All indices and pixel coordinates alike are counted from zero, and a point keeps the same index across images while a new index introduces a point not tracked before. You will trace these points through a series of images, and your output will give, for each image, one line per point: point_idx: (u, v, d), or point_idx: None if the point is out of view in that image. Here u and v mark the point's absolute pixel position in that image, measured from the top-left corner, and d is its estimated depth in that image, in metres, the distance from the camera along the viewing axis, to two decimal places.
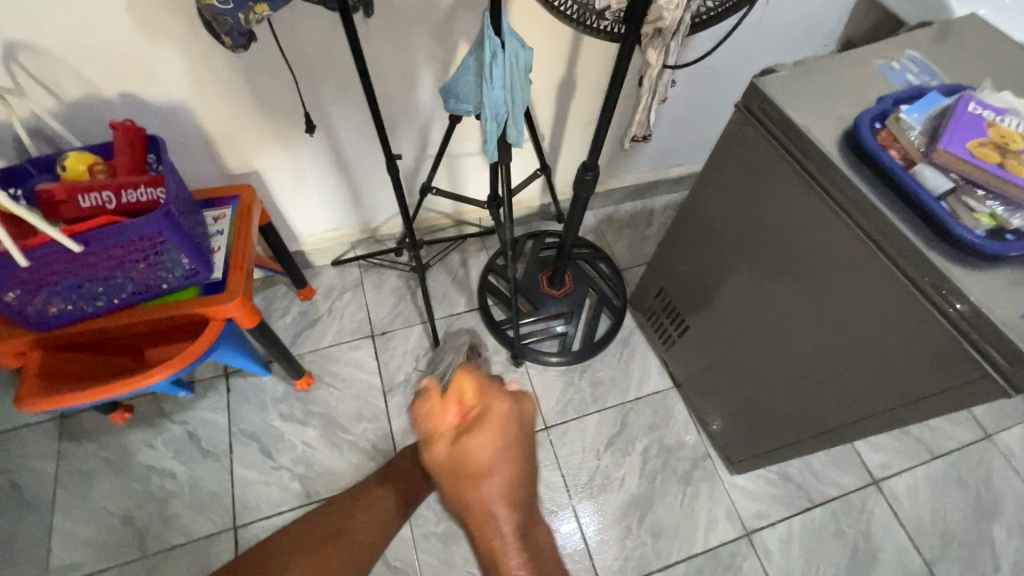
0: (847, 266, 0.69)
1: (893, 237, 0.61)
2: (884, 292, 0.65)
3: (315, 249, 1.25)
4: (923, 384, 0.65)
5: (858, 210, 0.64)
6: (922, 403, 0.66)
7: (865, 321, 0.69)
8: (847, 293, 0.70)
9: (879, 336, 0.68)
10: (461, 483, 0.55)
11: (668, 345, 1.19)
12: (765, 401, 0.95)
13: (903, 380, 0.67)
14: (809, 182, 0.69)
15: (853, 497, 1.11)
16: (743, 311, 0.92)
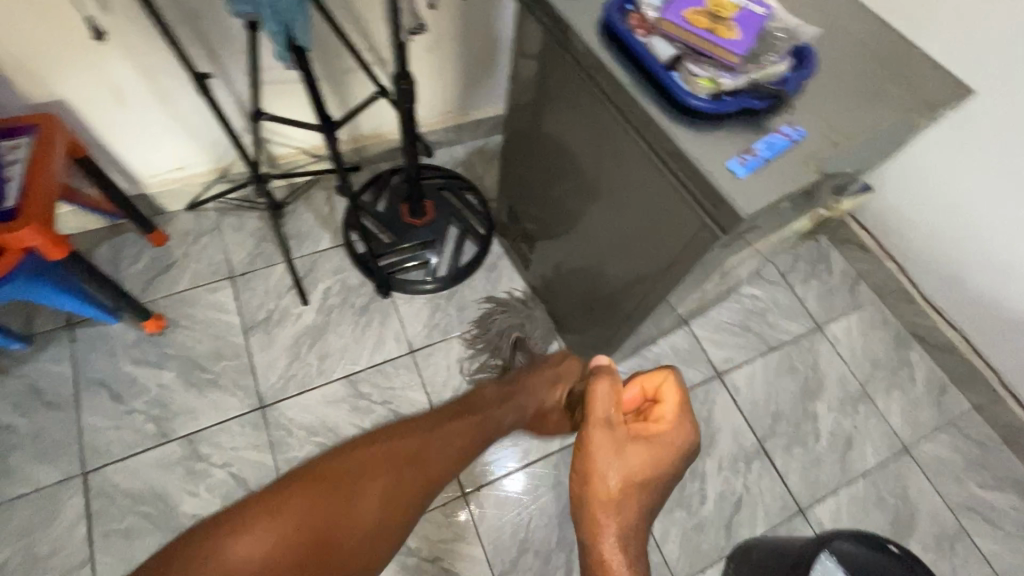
0: (608, 139, 0.73)
1: (626, 103, 0.66)
2: (633, 158, 0.70)
3: (162, 191, 1.20)
4: (669, 242, 0.70)
5: (603, 82, 0.68)
6: (672, 261, 0.72)
7: (628, 192, 0.74)
8: (617, 171, 0.75)
9: (639, 202, 0.73)
10: (595, 476, 0.57)
11: (526, 264, 1.24)
12: (596, 296, 1.01)
13: (659, 242, 0.73)
14: (573, 60, 0.72)
15: (698, 389, 1.22)
16: (565, 209, 0.96)
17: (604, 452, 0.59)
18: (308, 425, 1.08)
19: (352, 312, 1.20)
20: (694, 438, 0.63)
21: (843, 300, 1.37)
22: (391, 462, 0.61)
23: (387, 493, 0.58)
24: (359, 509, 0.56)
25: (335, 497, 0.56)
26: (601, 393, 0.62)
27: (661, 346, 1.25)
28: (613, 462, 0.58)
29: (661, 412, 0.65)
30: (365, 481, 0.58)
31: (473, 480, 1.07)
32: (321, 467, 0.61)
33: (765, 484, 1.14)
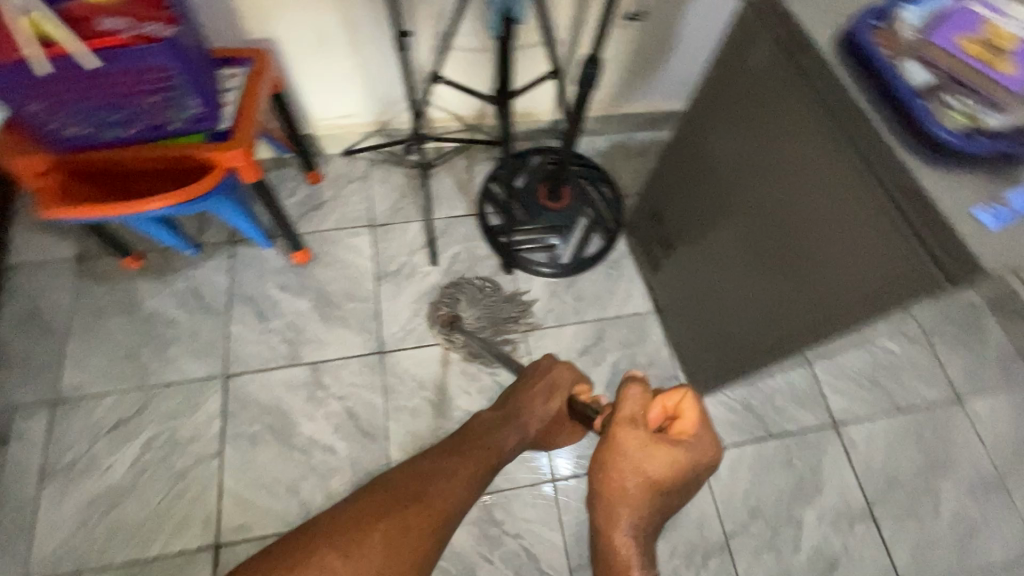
0: (818, 162, 0.70)
1: (857, 127, 0.62)
2: (848, 185, 0.67)
3: (327, 135, 1.28)
4: (870, 278, 0.67)
5: (832, 101, 0.64)
6: (867, 298, 0.68)
7: (827, 219, 0.71)
8: (820, 200, 0.72)
9: (840, 231, 0.70)
10: (624, 471, 0.59)
11: (655, 269, 1.22)
12: (735, 317, 0.99)
13: (853, 276, 0.69)
14: (798, 73, 0.69)
15: (810, 435, 1.14)
16: (728, 225, 0.94)
17: (634, 465, 0.58)
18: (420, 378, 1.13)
19: (474, 281, 1.24)
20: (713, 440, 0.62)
21: (994, 376, 1.23)
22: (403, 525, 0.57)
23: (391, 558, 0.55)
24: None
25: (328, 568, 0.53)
26: (630, 422, 0.60)
27: (778, 381, 1.19)
28: (643, 465, 0.58)
29: (681, 430, 0.61)
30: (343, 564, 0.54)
31: (564, 468, 1.08)
32: (315, 524, 0.58)
33: (868, 551, 1.06)
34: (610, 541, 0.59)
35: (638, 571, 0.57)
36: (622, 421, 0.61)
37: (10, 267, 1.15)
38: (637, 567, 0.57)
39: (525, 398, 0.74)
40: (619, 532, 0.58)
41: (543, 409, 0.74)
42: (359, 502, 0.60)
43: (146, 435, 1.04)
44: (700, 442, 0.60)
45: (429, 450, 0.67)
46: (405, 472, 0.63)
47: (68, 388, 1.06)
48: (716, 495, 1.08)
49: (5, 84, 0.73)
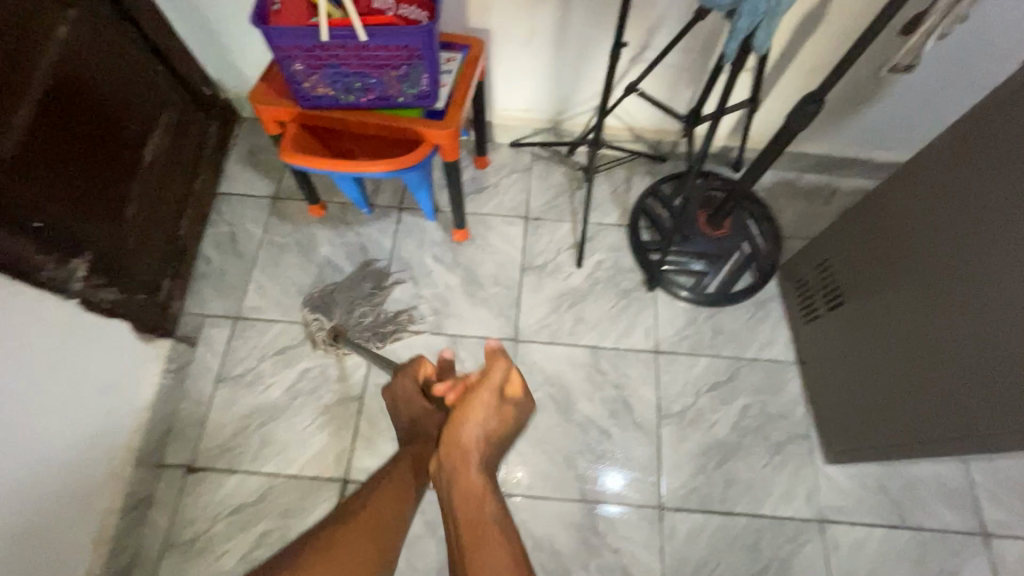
0: None
1: None
2: None
3: (502, 125, 1.34)
4: None
5: None
6: None
7: None
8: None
9: None
10: (456, 424, 0.76)
11: (808, 319, 1.16)
12: (894, 395, 0.93)
13: None
14: None
15: (951, 536, 1.04)
16: (913, 299, 0.88)
17: (479, 411, 0.77)
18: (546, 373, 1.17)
19: (614, 291, 1.25)
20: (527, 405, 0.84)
21: None
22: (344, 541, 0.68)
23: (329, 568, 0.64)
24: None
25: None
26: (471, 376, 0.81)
27: (922, 469, 1.09)
28: (477, 412, 0.77)
29: (514, 390, 0.82)
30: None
31: (673, 498, 1.07)
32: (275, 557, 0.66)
33: None
34: (456, 466, 0.73)
35: (489, 499, 0.69)
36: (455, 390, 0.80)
37: (218, 193, 1.32)
38: (486, 494, 0.70)
39: (422, 413, 0.87)
40: (473, 450, 0.74)
41: (407, 412, 0.88)
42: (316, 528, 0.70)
43: (302, 365, 1.16)
44: (515, 397, 0.81)
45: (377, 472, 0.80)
46: (364, 494, 0.75)
47: (249, 308, 1.21)
48: (831, 571, 1.02)
49: (287, 45, 0.83)
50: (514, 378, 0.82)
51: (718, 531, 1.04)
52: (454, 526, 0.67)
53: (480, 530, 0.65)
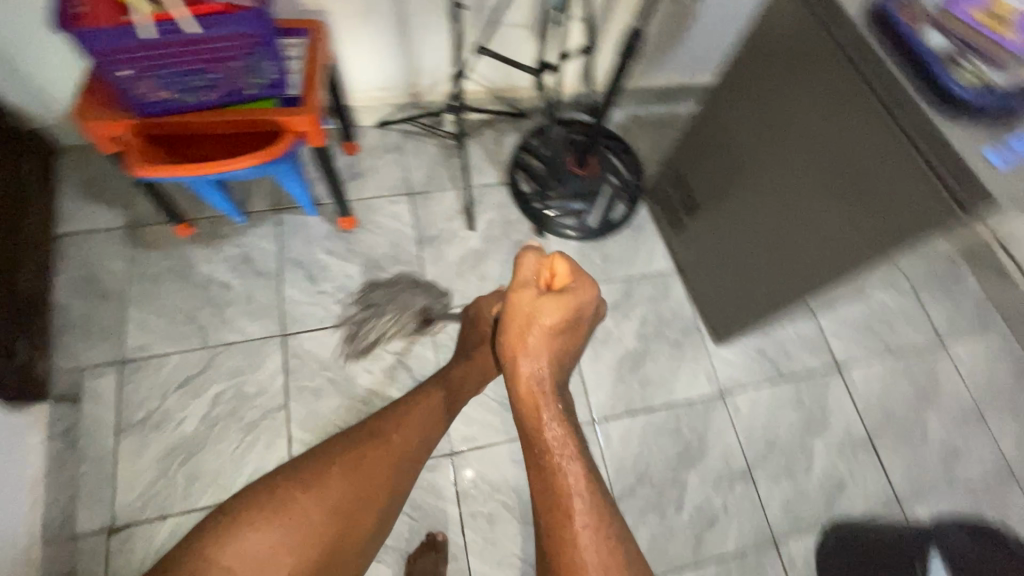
0: (851, 122, 0.81)
1: (890, 89, 0.73)
2: (877, 142, 0.78)
3: (365, 106, 1.34)
4: (891, 223, 0.80)
5: (869, 67, 0.75)
6: (886, 241, 0.81)
7: (854, 173, 0.83)
8: (847, 158, 0.84)
9: (865, 183, 0.82)
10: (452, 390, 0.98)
11: (677, 229, 1.32)
12: (752, 270, 1.12)
13: (877, 223, 0.82)
14: (836, 44, 0.79)
15: (816, 375, 1.28)
16: (750, 186, 1.06)
17: (542, 313, 0.71)
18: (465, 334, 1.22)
19: (510, 244, 1.32)
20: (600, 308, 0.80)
21: (970, 324, 1.39)
22: (367, 463, 0.82)
23: (353, 483, 0.80)
24: (327, 513, 0.77)
25: (306, 496, 0.77)
26: (525, 267, 0.74)
27: (786, 329, 1.32)
28: (540, 313, 0.71)
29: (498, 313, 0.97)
30: (320, 499, 0.78)
31: (602, 411, 1.19)
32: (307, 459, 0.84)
33: (869, 473, 1.21)
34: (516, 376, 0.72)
35: (550, 408, 0.70)
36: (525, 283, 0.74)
37: (60, 235, 1.18)
38: (543, 395, 0.71)
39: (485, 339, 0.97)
40: (533, 370, 0.72)
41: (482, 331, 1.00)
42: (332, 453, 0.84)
43: (213, 391, 1.10)
44: (577, 304, 0.73)
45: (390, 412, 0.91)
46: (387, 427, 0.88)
47: (133, 348, 1.11)
48: (738, 430, 1.20)
49: (105, 48, 0.76)
50: (579, 287, 0.74)
51: (644, 427, 1.18)
52: (521, 411, 0.72)
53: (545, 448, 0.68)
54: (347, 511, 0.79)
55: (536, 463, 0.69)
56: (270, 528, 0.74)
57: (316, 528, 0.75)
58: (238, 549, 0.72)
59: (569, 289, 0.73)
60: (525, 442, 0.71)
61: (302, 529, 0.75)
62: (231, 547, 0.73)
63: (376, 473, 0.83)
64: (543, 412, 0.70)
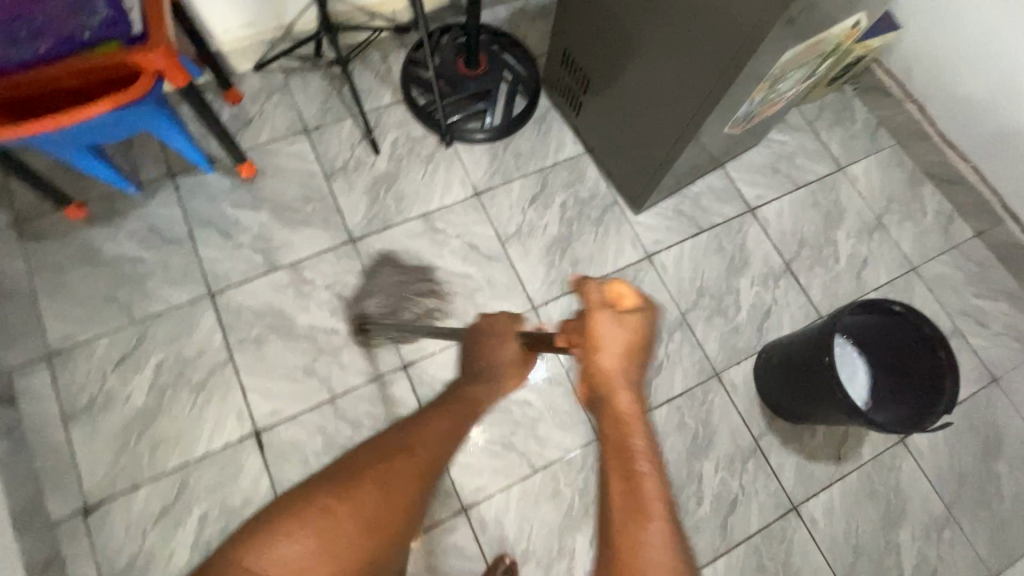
0: None
1: None
2: None
3: (235, 50, 1.27)
4: (744, 28, 0.84)
5: None
6: (743, 48, 0.85)
7: None
8: None
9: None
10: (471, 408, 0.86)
11: (577, 111, 1.34)
12: (645, 127, 1.16)
13: (733, 32, 0.86)
14: None
15: (732, 222, 1.35)
16: (627, 40, 1.09)
17: (612, 339, 0.57)
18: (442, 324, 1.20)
19: (419, 161, 1.31)
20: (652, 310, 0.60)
21: (865, 145, 1.47)
22: (398, 471, 0.73)
23: (404, 481, 0.72)
24: (363, 530, 0.68)
25: (347, 509, 0.68)
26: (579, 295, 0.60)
27: (700, 186, 1.37)
28: (603, 344, 0.57)
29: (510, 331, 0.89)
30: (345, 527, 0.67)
31: (540, 297, 1.24)
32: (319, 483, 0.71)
33: (793, 298, 1.30)
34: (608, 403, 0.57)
35: (636, 428, 0.55)
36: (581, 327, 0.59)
37: None
38: (631, 402, 0.56)
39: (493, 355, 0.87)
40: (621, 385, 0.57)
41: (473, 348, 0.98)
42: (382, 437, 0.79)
43: (154, 361, 1.10)
44: (644, 319, 0.59)
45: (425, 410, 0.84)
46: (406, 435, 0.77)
47: (58, 340, 1.09)
48: (669, 286, 1.28)
49: None
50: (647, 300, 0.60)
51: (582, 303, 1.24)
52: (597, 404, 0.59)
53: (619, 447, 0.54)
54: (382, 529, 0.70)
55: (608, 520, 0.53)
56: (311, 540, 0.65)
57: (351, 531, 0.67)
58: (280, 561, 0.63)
59: (633, 310, 0.58)
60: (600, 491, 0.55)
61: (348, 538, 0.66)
62: (266, 555, 0.63)
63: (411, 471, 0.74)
64: (636, 449, 0.54)
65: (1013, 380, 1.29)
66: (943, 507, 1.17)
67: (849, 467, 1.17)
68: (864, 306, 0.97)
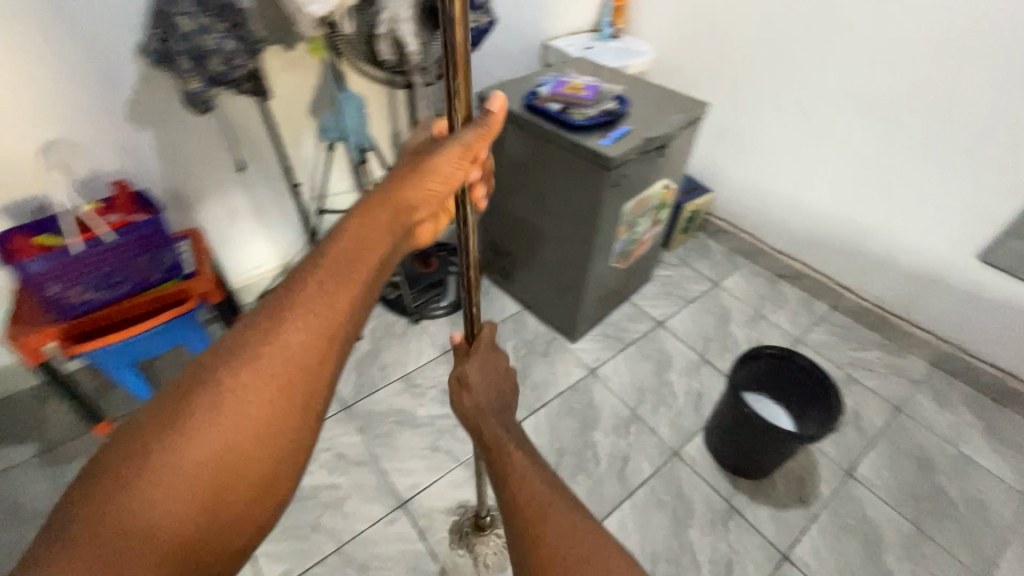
0: (542, 163, 1.37)
1: (547, 136, 1.29)
2: (559, 168, 1.33)
3: (245, 286, 1.66)
4: (591, 206, 1.32)
5: (533, 131, 1.32)
6: (595, 216, 1.33)
7: (562, 189, 1.37)
8: (554, 184, 1.38)
9: (569, 192, 1.35)
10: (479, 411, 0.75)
11: (510, 280, 1.78)
12: (557, 279, 1.59)
13: (586, 210, 1.34)
14: (513, 127, 1.37)
15: (649, 334, 1.71)
16: (526, 227, 1.58)
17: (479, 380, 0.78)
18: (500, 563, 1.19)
19: (395, 337, 1.64)
20: (510, 375, 0.83)
21: (726, 266, 1.98)
22: (308, 329, 0.65)
23: (281, 391, 0.62)
24: (250, 439, 0.60)
25: (224, 433, 0.58)
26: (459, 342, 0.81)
27: (615, 314, 1.77)
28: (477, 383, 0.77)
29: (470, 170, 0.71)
30: (154, 511, 0.54)
31: None
32: (163, 429, 0.58)
33: (715, 379, 1.59)
34: (494, 436, 0.72)
35: (517, 444, 0.70)
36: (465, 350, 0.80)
37: None
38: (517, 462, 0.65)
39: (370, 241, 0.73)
40: (474, 405, 0.76)
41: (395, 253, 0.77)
42: (216, 364, 0.61)
43: None
44: (495, 362, 0.81)
45: (304, 288, 0.66)
46: (238, 378, 0.61)
47: None
48: (615, 390, 1.54)
49: (41, 273, 1.06)
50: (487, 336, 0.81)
51: (547, 418, 1.47)
52: (492, 458, 0.70)
53: (502, 462, 0.67)
54: (200, 476, 0.57)
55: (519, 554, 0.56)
56: (147, 498, 0.54)
57: (171, 489, 0.55)
58: (148, 502, 0.54)
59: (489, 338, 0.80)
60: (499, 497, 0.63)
61: (168, 484, 0.55)
62: (167, 464, 0.55)
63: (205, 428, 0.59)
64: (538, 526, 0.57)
65: (910, 406, 1.56)
66: (910, 524, 1.30)
67: (816, 506, 1.31)
68: (748, 355, 1.29)
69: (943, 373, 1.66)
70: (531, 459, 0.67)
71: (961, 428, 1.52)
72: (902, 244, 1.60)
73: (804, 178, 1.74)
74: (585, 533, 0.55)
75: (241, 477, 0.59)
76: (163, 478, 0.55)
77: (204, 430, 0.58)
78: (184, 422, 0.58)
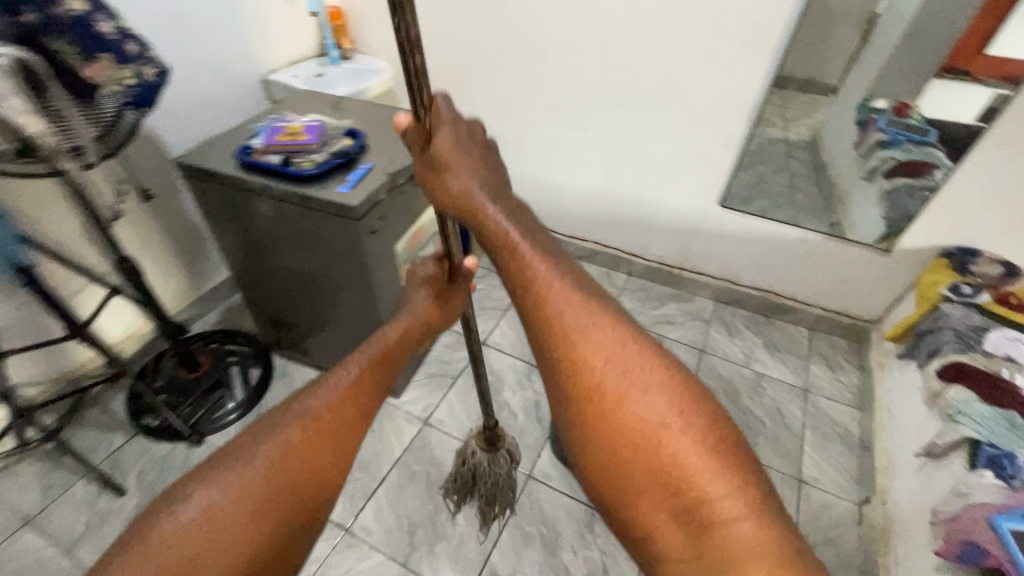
0: (284, 226, 1.17)
1: (276, 195, 1.09)
2: (303, 227, 1.15)
3: None
4: (355, 259, 1.16)
5: (257, 193, 1.11)
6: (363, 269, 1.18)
7: (317, 248, 1.19)
8: (307, 243, 1.19)
9: (326, 249, 1.18)
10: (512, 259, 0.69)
11: (305, 352, 1.55)
12: (352, 339, 1.41)
13: (350, 264, 1.18)
14: (234, 192, 1.14)
15: (474, 359, 1.64)
16: (298, 293, 1.36)
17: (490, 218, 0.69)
18: (513, 451, 1.24)
19: (174, 473, 1.32)
20: (491, 148, 0.72)
21: None
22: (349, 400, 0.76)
23: (326, 441, 0.72)
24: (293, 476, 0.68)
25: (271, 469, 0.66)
26: (410, 126, 0.68)
27: (435, 349, 1.67)
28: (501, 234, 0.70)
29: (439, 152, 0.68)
30: (236, 528, 0.62)
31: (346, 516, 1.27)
32: (240, 455, 0.67)
33: None
34: (498, 231, 0.69)
35: (531, 245, 0.70)
36: (421, 131, 0.67)
37: None
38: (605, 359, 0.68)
39: (413, 291, 0.91)
40: (462, 187, 0.68)
41: (426, 292, 0.90)
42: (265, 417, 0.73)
43: None
44: (464, 134, 0.69)
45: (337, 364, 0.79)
46: (318, 399, 0.74)
47: None
48: (453, 434, 1.45)
49: None
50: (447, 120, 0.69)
51: (388, 497, 1.32)
52: (500, 261, 0.71)
53: (530, 285, 0.69)
54: (270, 509, 0.65)
55: (565, 392, 0.70)
56: (219, 495, 0.63)
57: (249, 508, 0.63)
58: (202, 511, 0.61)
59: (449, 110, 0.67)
60: (550, 378, 0.71)
61: (242, 503, 0.63)
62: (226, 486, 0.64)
63: (352, 412, 0.76)
64: (661, 438, 0.65)
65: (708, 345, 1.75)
66: None
67: None
68: None
69: (726, 304, 1.88)
70: (552, 264, 0.70)
71: (750, 349, 1.74)
72: (664, 205, 1.75)
73: (569, 166, 1.80)
74: (621, 361, 0.68)
75: (308, 499, 0.69)
76: (221, 498, 0.63)
77: (298, 441, 0.70)
78: (254, 450, 0.67)
